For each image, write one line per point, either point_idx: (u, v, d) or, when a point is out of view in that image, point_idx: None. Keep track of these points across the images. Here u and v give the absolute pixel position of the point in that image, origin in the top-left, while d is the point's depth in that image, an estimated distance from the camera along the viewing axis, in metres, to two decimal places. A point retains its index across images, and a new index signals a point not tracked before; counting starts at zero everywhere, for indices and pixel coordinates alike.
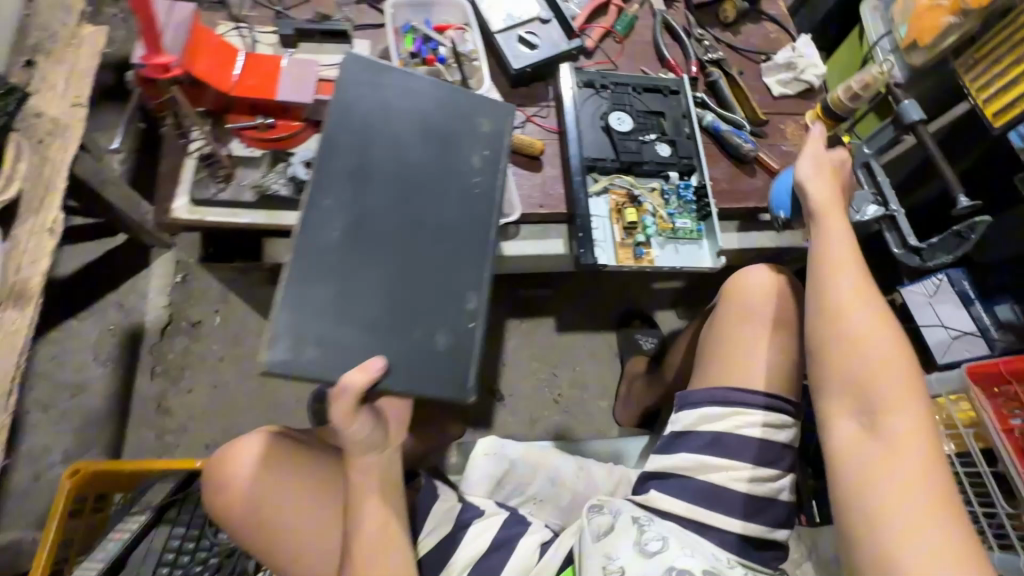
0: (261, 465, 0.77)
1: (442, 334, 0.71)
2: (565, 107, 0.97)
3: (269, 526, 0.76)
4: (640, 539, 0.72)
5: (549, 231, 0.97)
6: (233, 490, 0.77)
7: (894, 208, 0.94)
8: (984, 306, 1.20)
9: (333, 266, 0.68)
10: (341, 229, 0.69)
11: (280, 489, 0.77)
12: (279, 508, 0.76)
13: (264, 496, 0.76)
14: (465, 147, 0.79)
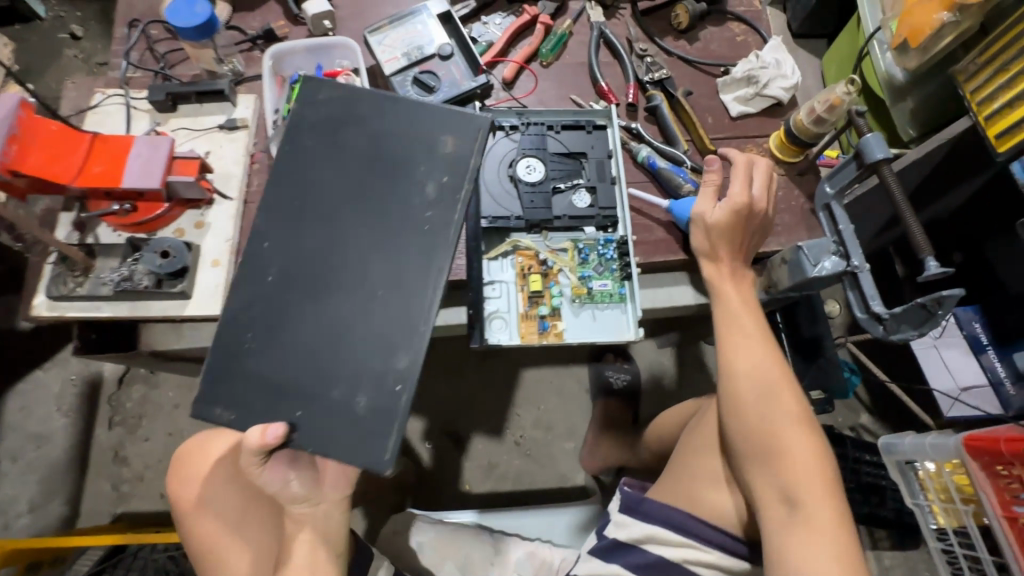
0: (215, 464, 0.79)
1: (363, 394, 0.62)
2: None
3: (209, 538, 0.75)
4: None
5: (451, 298, 0.87)
6: (191, 480, 0.79)
7: (857, 263, 0.77)
8: (999, 353, 1.02)
9: (262, 314, 0.64)
10: (273, 274, 0.65)
11: (220, 498, 0.77)
12: (219, 523, 0.76)
13: (217, 497, 0.77)
14: (420, 173, 0.67)
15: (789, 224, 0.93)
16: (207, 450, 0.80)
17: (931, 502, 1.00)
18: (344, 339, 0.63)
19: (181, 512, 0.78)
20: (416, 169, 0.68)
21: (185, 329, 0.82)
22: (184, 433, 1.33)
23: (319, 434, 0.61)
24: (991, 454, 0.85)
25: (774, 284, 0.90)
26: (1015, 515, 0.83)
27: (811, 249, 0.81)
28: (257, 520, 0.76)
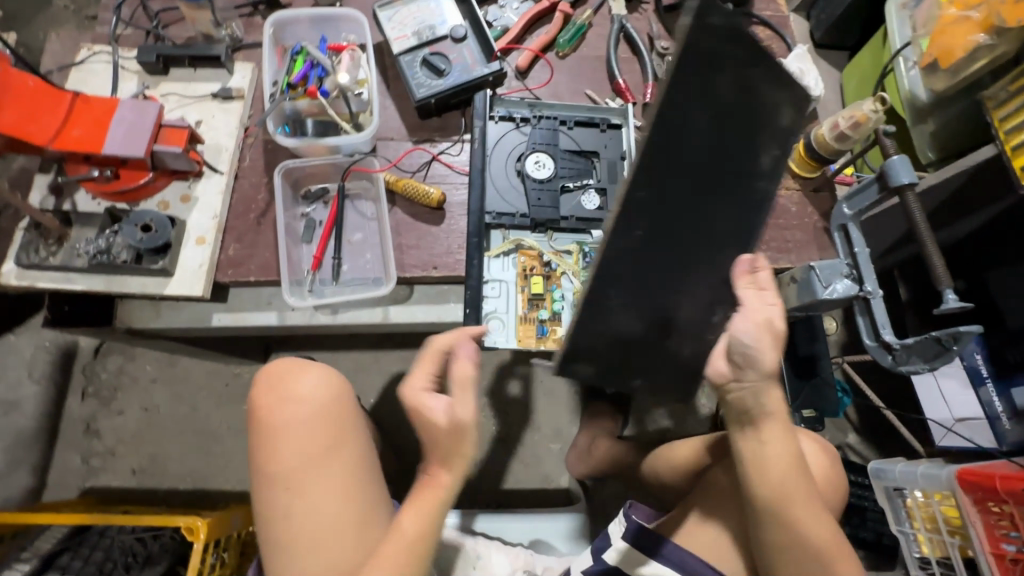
0: (327, 403, 0.70)
1: (689, 344, 0.68)
2: (474, 146, 0.82)
3: (287, 483, 0.65)
4: None
5: (447, 295, 0.83)
6: (292, 406, 0.68)
7: (871, 288, 0.74)
8: (998, 387, 0.99)
9: (629, 275, 0.61)
10: (644, 231, 0.59)
11: (307, 438, 0.67)
12: (307, 463, 0.66)
13: (325, 432, 0.68)
14: (760, 145, 0.59)
15: (800, 241, 0.90)
16: (303, 376, 0.71)
17: (917, 532, 0.99)
18: (688, 291, 0.64)
19: (259, 438, 0.68)
20: (761, 133, 0.59)
21: (163, 307, 0.78)
22: (160, 410, 1.28)
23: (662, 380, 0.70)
24: (984, 491, 0.84)
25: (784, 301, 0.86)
26: (1004, 553, 0.81)
27: (824, 269, 0.75)
28: (347, 461, 0.67)
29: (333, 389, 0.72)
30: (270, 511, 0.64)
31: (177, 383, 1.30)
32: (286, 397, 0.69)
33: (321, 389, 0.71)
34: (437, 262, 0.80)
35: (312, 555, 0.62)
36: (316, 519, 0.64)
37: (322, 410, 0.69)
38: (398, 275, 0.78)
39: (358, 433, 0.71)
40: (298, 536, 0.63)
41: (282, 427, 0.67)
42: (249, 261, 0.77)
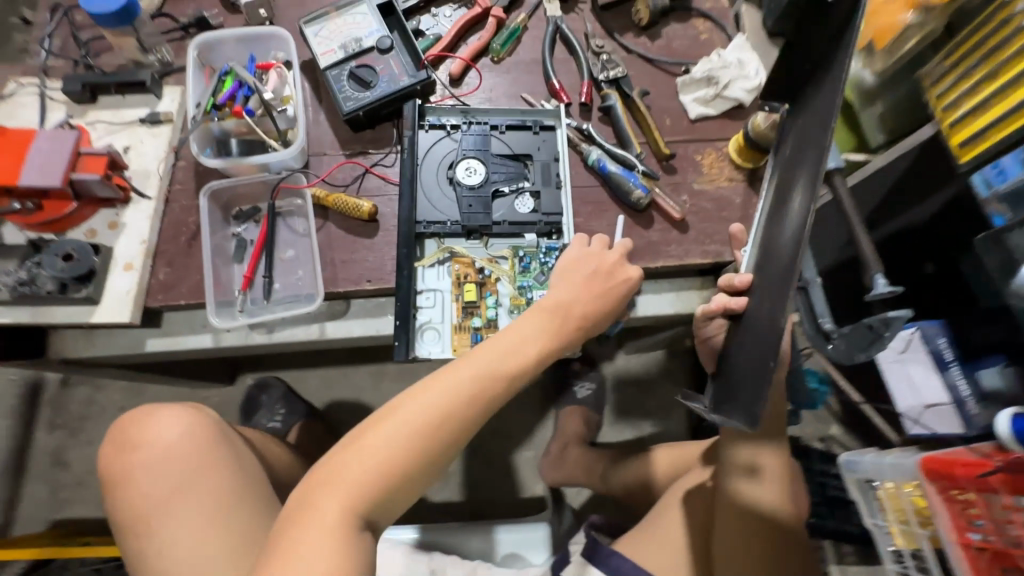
0: (180, 443, 0.67)
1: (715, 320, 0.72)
2: (404, 155, 0.81)
3: (153, 518, 0.63)
4: None
5: (385, 307, 0.82)
6: (146, 456, 0.67)
7: (809, 276, 0.73)
8: (963, 371, 0.97)
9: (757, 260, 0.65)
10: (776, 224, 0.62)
11: (167, 476, 0.65)
12: (167, 503, 0.64)
13: (187, 472, 0.65)
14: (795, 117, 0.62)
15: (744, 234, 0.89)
16: (157, 424, 0.69)
17: (889, 524, 0.96)
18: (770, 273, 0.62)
19: (118, 492, 0.66)
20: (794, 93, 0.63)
21: (96, 336, 0.77)
22: None
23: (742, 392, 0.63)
24: (947, 479, 0.81)
25: None
26: (970, 543, 0.79)
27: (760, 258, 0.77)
28: (210, 492, 0.64)
29: (195, 427, 0.69)
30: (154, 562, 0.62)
31: (145, 409, 1.30)
32: (142, 447, 0.67)
33: (172, 433, 0.68)
34: (371, 275, 0.79)
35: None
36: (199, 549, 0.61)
37: (182, 454, 0.66)
38: (328, 291, 0.77)
39: (226, 462, 0.67)
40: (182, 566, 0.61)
41: (144, 468, 0.66)
42: (180, 285, 0.76)
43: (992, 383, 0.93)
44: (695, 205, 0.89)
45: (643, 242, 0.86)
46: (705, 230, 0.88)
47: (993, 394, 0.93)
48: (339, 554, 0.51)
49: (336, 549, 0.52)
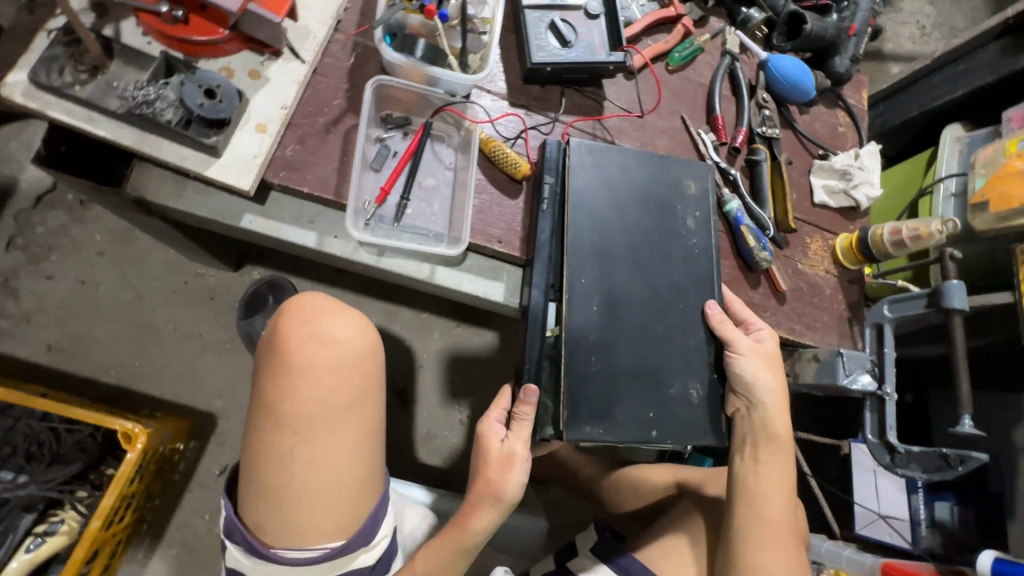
0: (356, 354, 0.63)
1: (695, 387, 0.72)
2: (544, 207, 0.74)
3: (302, 428, 0.59)
4: None
5: (500, 272, 0.77)
6: (325, 351, 0.62)
7: (888, 390, 0.81)
8: (926, 498, 1.11)
9: (634, 325, 0.72)
10: (597, 305, 0.71)
11: (331, 389, 0.61)
12: (325, 405, 0.60)
13: (359, 386, 0.63)
14: (678, 212, 0.77)
15: (824, 323, 0.94)
16: (334, 324, 0.64)
17: None
18: (676, 333, 0.73)
19: (284, 371, 0.61)
20: (673, 208, 0.77)
21: (189, 188, 0.67)
22: (98, 288, 1.13)
23: (674, 431, 0.70)
24: None
25: (795, 376, 0.91)
26: None
27: (851, 359, 0.81)
28: (366, 420, 0.63)
29: (364, 349, 0.65)
30: (270, 481, 0.58)
31: (126, 263, 1.15)
32: (315, 341, 0.62)
33: (350, 340, 0.64)
34: (505, 237, 0.74)
35: (314, 506, 0.59)
36: (325, 481, 0.59)
37: (354, 372, 0.63)
38: (469, 240, 0.72)
39: (377, 398, 0.65)
40: (299, 483, 0.59)
41: (308, 369, 0.61)
42: (307, 170, 0.67)
43: (941, 514, 1.09)
44: (794, 283, 0.93)
45: (744, 298, 0.89)
46: (797, 309, 0.92)
47: (940, 524, 1.09)
48: None
49: None
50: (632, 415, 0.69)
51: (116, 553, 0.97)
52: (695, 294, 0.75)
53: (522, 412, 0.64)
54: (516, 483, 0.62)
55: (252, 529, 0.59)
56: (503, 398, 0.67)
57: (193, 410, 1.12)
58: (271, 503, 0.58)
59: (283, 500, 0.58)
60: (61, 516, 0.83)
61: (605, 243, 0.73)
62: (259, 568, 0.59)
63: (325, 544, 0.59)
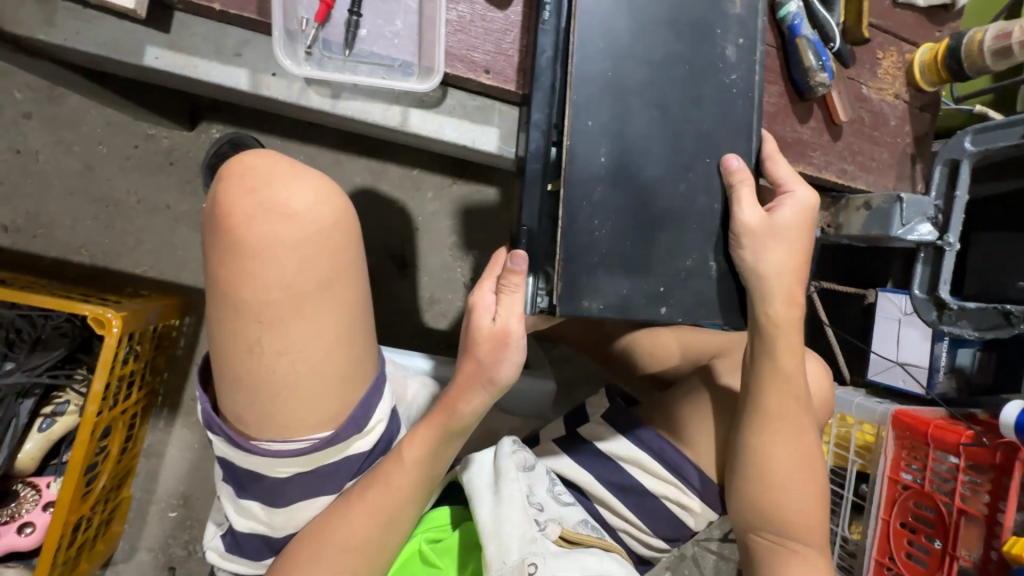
0: (319, 228, 0.53)
1: (714, 257, 0.59)
2: (545, 25, 0.56)
3: (267, 317, 0.51)
4: (554, 489, 0.70)
5: (492, 113, 0.61)
6: (279, 225, 0.51)
7: (950, 241, 0.69)
8: (949, 345, 1.06)
9: (646, 186, 0.57)
10: (606, 157, 0.56)
11: (295, 271, 0.52)
12: (289, 290, 0.51)
13: (326, 264, 0.53)
14: (717, 37, 0.59)
15: (883, 160, 0.78)
16: (288, 194, 0.52)
17: (825, 443, 1.12)
18: (699, 193, 0.59)
19: (233, 252, 0.51)
20: (711, 34, 0.59)
21: (60, 11, 0.49)
22: (39, 158, 0.99)
23: (686, 306, 0.59)
24: (911, 429, 0.92)
25: (838, 226, 0.78)
26: (900, 480, 0.94)
27: (911, 206, 0.69)
28: (341, 303, 0.55)
29: (328, 222, 0.54)
30: (242, 375, 0.52)
31: (63, 127, 0.99)
32: (266, 215, 0.51)
33: (309, 211, 0.53)
34: (491, 63, 0.58)
35: (292, 399, 0.53)
36: (302, 371, 0.53)
37: (318, 248, 0.53)
38: (444, 71, 0.54)
39: (356, 278, 0.57)
40: (272, 375, 0.52)
41: (263, 249, 0.51)
42: None
43: (962, 360, 1.08)
44: (854, 112, 0.76)
45: (791, 136, 0.73)
46: (852, 145, 0.76)
47: (958, 369, 1.08)
48: (367, 550, 0.55)
49: (369, 546, 0.55)
50: (636, 289, 0.57)
51: (135, 424, 1.00)
52: (725, 145, 0.59)
53: (510, 284, 0.54)
54: (513, 365, 0.54)
55: (233, 423, 0.55)
56: (496, 265, 0.57)
57: (180, 286, 1.06)
58: (247, 396, 0.53)
59: (257, 393, 0.53)
60: (66, 397, 0.82)
61: (620, 76, 0.56)
62: (246, 463, 0.55)
63: (311, 435, 0.55)
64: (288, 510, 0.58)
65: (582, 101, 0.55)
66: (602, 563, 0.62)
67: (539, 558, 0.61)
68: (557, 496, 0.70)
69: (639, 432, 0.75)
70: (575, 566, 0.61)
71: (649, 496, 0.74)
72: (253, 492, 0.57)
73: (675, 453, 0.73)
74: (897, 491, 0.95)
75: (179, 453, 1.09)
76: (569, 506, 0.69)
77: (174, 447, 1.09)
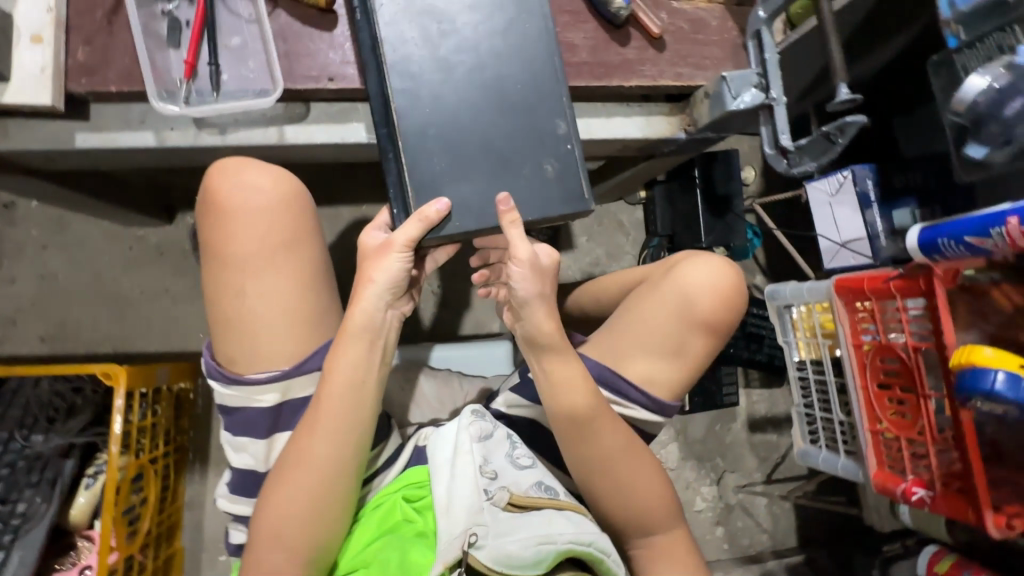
0: (278, 195, 0.64)
1: (549, 161, 0.70)
2: (358, 18, 0.70)
3: (248, 266, 0.63)
4: (512, 453, 0.74)
5: (351, 112, 0.76)
6: (244, 195, 0.63)
7: (776, 96, 0.76)
8: (881, 210, 1.09)
9: (472, 121, 0.69)
10: (430, 108, 0.68)
11: (265, 227, 0.63)
12: (263, 241, 0.63)
13: (285, 222, 0.64)
14: None
15: (716, 57, 0.88)
16: (251, 169, 0.64)
17: (797, 338, 1.14)
18: (520, 113, 0.70)
19: (217, 215, 0.63)
20: None
21: (10, 126, 0.67)
22: (58, 276, 1.20)
23: (534, 207, 0.70)
24: (853, 292, 0.95)
25: (693, 122, 0.87)
26: (862, 343, 0.96)
27: (735, 79, 0.77)
28: (303, 259, 0.66)
29: (285, 192, 0.65)
30: (230, 317, 0.63)
31: (72, 246, 1.21)
32: (236, 184, 0.63)
33: (266, 183, 0.64)
34: (333, 73, 0.72)
35: (267, 338, 0.63)
36: (275, 312, 0.63)
37: (279, 208, 0.64)
38: (287, 86, 0.70)
39: (314, 239, 0.67)
40: (252, 317, 0.63)
41: (241, 210, 0.62)
42: (107, 69, 0.66)
43: (902, 221, 1.09)
44: (671, 24, 0.86)
45: (618, 59, 0.84)
46: (679, 51, 0.86)
47: (901, 230, 1.08)
48: (322, 480, 0.62)
49: (324, 475, 0.62)
50: (483, 204, 0.68)
51: (170, 477, 1.14)
52: (532, 71, 0.71)
53: (425, 215, 0.63)
54: (393, 268, 0.63)
55: (226, 364, 0.64)
56: (381, 213, 0.71)
57: (187, 352, 1.23)
58: (234, 336, 0.63)
59: (241, 331, 0.63)
60: (103, 458, 0.97)
61: (426, 45, 0.69)
62: (237, 397, 0.64)
63: (281, 369, 0.64)
64: (267, 440, 0.66)
65: (398, 72, 0.68)
66: (551, 526, 0.64)
67: (483, 526, 0.63)
68: (515, 460, 0.74)
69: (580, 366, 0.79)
70: (525, 529, 0.63)
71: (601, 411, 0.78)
72: (234, 427, 0.66)
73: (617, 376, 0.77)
74: (863, 355, 0.96)
75: (215, 500, 1.21)
76: (525, 470, 0.72)
77: (210, 496, 1.22)
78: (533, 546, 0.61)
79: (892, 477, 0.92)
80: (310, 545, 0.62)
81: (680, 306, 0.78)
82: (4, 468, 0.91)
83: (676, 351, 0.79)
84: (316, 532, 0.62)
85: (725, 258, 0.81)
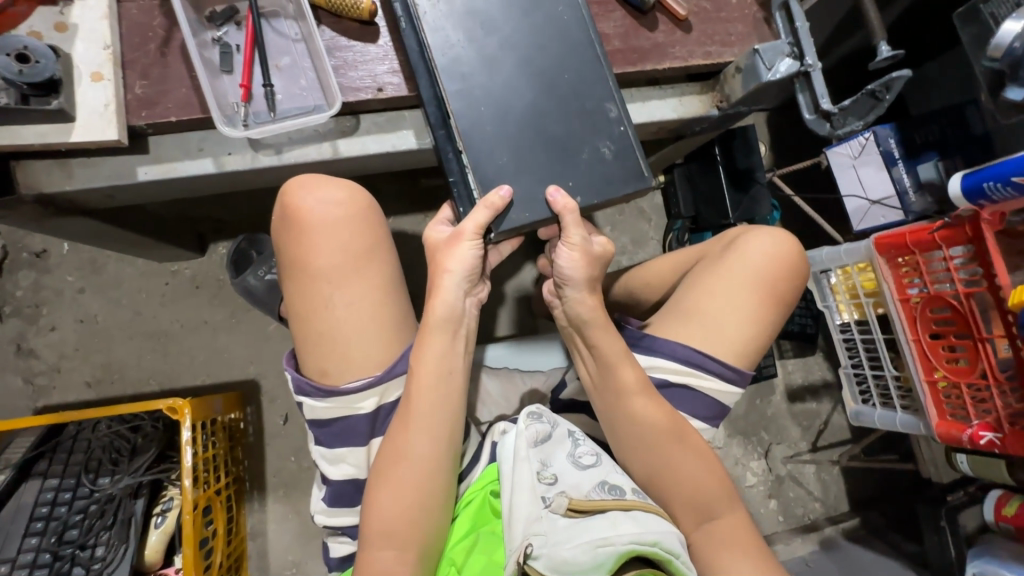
0: (353, 210, 0.71)
1: (606, 142, 0.72)
2: (403, 27, 0.71)
3: (333, 278, 0.69)
4: (574, 452, 0.67)
5: (400, 120, 0.77)
6: (325, 211, 0.69)
7: (811, 62, 0.77)
8: (906, 166, 1.11)
9: (527, 112, 0.70)
10: (486, 105, 0.69)
11: (347, 240, 0.70)
12: (345, 253, 0.69)
13: (361, 234, 0.71)
14: None
15: (740, 32, 0.90)
16: (327, 188, 0.70)
17: (839, 302, 1.15)
18: (572, 100, 0.72)
19: (300, 234, 0.69)
20: None
21: (74, 166, 0.68)
22: (98, 319, 1.20)
23: (597, 188, 0.71)
24: (895, 248, 0.97)
25: (726, 98, 0.89)
26: (909, 296, 0.97)
27: (767, 51, 0.79)
28: (380, 266, 0.72)
29: (359, 206, 0.72)
30: (321, 328, 0.69)
31: (109, 288, 1.21)
32: (316, 204, 0.69)
33: (342, 200, 0.70)
34: (382, 83, 0.73)
35: (357, 343, 0.69)
36: (362, 318, 0.69)
37: (356, 221, 0.70)
38: (340, 99, 0.71)
39: (387, 248, 0.73)
40: (342, 326, 0.69)
41: (321, 226, 0.69)
42: (165, 99, 0.67)
43: (927, 175, 1.09)
44: (694, 6, 0.88)
45: (647, 44, 0.86)
46: (705, 30, 0.88)
47: (928, 184, 1.10)
48: (425, 472, 0.65)
49: (427, 467, 0.65)
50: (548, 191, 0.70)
51: (233, 508, 1.13)
52: (577, 58, 0.73)
53: (489, 200, 0.66)
54: (467, 255, 0.66)
55: (318, 377, 0.69)
56: (443, 210, 0.74)
57: (234, 382, 1.22)
58: (327, 343, 0.69)
59: (332, 339, 0.69)
60: (169, 494, 0.97)
61: (473, 45, 0.70)
62: (334, 407, 0.69)
63: (371, 374, 0.69)
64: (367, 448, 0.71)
65: (451, 75, 0.69)
66: (611, 529, 0.56)
67: (540, 536, 0.57)
68: (578, 460, 0.67)
69: (644, 342, 0.81)
70: (586, 536, 0.55)
71: (670, 387, 0.79)
72: (335, 440, 0.70)
73: (682, 348, 0.78)
74: (911, 308, 0.97)
75: (278, 527, 1.21)
76: (590, 471, 0.65)
77: (272, 523, 1.21)
78: (590, 550, 0.54)
79: (956, 424, 0.93)
80: (418, 542, 0.63)
81: (734, 283, 0.81)
82: (77, 513, 0.91)
83: (750, 322, 0.80)
84: (422, 528, 0.64)
85: (775, 229, 0.84)
